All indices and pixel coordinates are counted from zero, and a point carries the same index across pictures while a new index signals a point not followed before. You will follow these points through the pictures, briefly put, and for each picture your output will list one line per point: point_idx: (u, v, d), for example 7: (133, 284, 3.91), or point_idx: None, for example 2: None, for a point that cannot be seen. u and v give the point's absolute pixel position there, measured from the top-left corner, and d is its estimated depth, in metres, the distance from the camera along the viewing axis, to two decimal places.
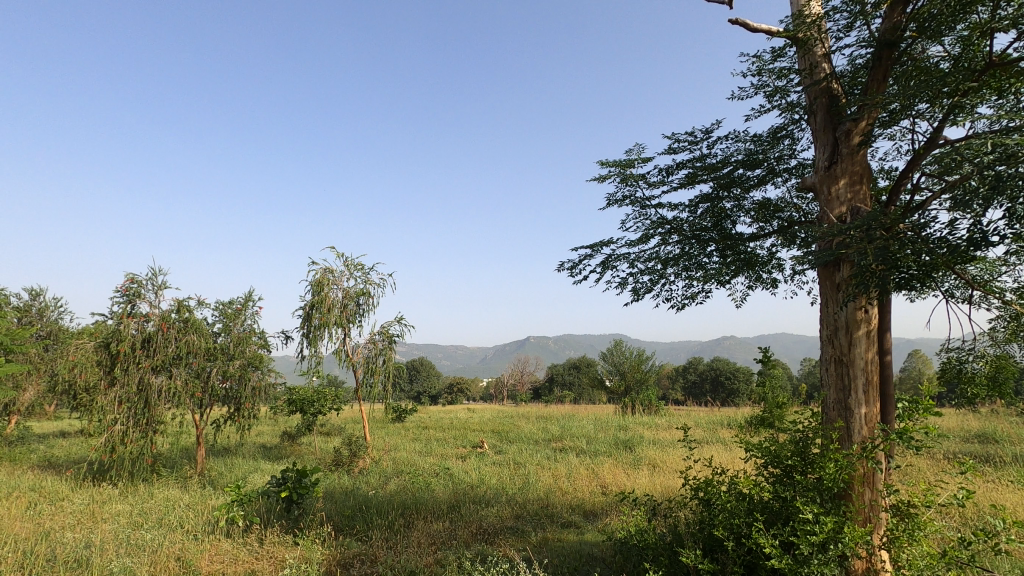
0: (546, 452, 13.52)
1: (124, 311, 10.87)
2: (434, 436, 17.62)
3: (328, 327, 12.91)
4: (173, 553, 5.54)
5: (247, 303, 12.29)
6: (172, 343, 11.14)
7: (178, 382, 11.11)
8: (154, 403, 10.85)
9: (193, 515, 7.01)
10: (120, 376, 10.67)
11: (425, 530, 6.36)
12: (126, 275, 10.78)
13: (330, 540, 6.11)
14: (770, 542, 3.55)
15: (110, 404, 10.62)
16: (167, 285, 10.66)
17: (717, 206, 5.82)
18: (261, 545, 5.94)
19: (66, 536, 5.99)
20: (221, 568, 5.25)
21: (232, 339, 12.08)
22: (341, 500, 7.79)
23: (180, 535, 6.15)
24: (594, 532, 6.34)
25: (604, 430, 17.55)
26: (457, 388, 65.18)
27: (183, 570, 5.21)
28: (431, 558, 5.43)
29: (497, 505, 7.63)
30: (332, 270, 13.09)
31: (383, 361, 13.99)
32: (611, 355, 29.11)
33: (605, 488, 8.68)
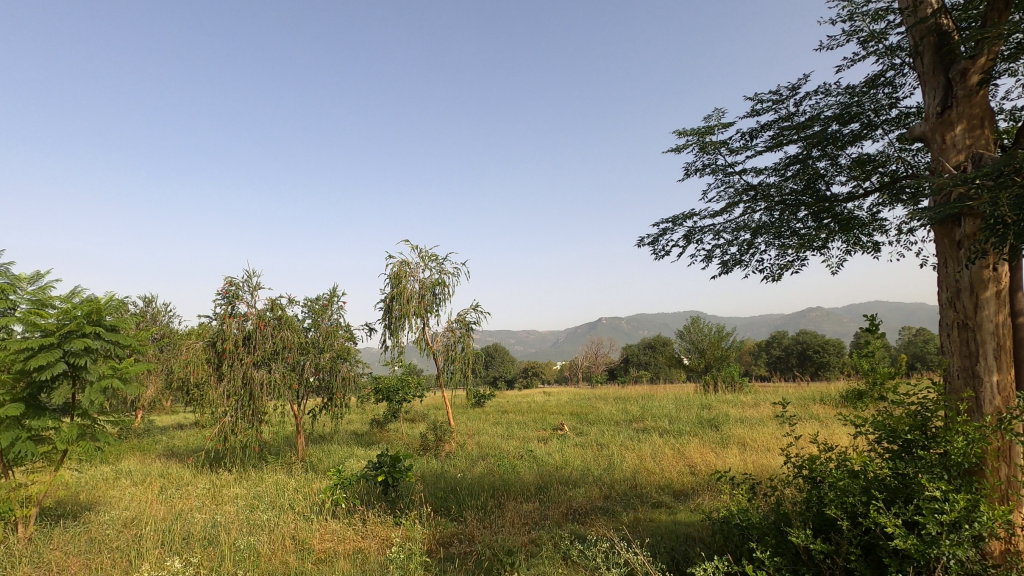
0: (629, 433, 13.38)
1: (226, 311, 11.79)
2: (514, 420, 17.91)
3: (408, 317, 13.37)
4: (289, 532, 5.98)
5: (332, 298, 12.95)
6: (269, 339, 11.97)
7: (277, 375, 11.91)
8: (258, 395, 11.71)
9: (301, 498, 7.54)
10: (227, 372, 11.61)
11: (517, 511, 6.49)
12: (225, 278, 11.66)
13: (429, 521, 6.37)
14: (892, 522, 3.32)
15: (220, 398, 11.57)
16: (262, 285, 11.44)
17: (809, 167, 5.45)
18: (365, 524, 6.30)
19: (196, 518, 6.63)
20: (331, 546, 5.61)
21: (321, 333, 12.78)
22: (433, 483, 8.10)
23: (292, 516, 6.64)
24: (687, 512, 6.23)
25: (686, 409, 17.10)
26: (532, 372, 65.74)
27: (298, 548, 5.61)
28: (526, 538, 5.54)
29: (585, 486, 7.66)
30: (408, 262, 13.51)
31: (462, 349, 14.33)
32: (689, 332, 28.19)
33: (693, 468, 8.48)
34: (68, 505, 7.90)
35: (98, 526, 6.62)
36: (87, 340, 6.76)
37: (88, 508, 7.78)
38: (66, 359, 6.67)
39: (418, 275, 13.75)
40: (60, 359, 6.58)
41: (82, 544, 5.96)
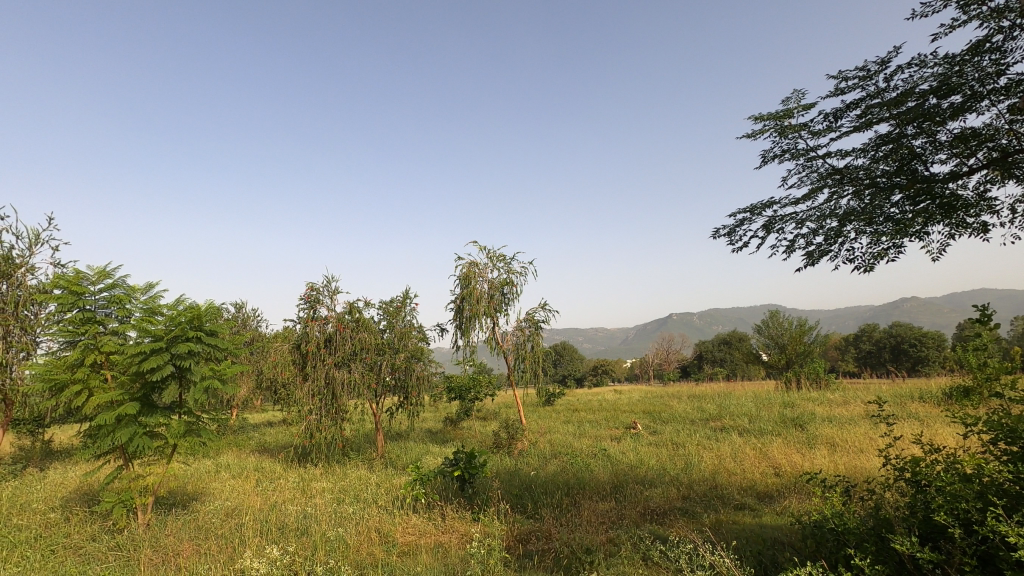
0: (706, 432, 12.93)
1: (309, 315, 12.51)
2: (586, 419, 17.77)
3: (478, 317, 13.59)
4: (374, 525, 6.25)
5: (405, 300, 13.41)
6: (348, 341, 12.56)
7: (356, 375, 12.47)
8: (340, 395, 12.30)
9: (383, 493, 7.87)
10: (311, 373, 12.29)
11: (593, 510, 6.44)
12: (307, 284, 12.36)
13: (507, 518, 6.45)
14: (1015, 530, 3.01)
15: (305, 397, 12.25)
16: (340, 289, 12.03)
17: (904, 146, 5.04)
18: (444, 519, 6.46)
19: (289, 509, 7.07)
20: (414, 539, 5.81)
21: (396, 334, 13.26)
22: (508, 480, 8.20)
23: (377, 510, 6.95)
24: (773, 515, 5.94)
25: (768, 407, 16.31)
26: (601, 370, 64.90)
27: (383, 540, 5.85)
28: (605, 537, 5.49)
29: (662, 486, 7.50)
30: (476, 263, 13.74)
31: (531, 347, 14.40)
32: (768, 327, 26.85)
33: (778, 469, 8.07)
34: (178, 495, 8.66)
35: (205, 515, 7.21)
36: (191, 344, 7.37)
37: (195, 498, 8.49)
38: (172, 361, 7.31)
39: (486, 275, 13.94)
40: (168, 361, 7.23)
41: (193, 531, 6.51)
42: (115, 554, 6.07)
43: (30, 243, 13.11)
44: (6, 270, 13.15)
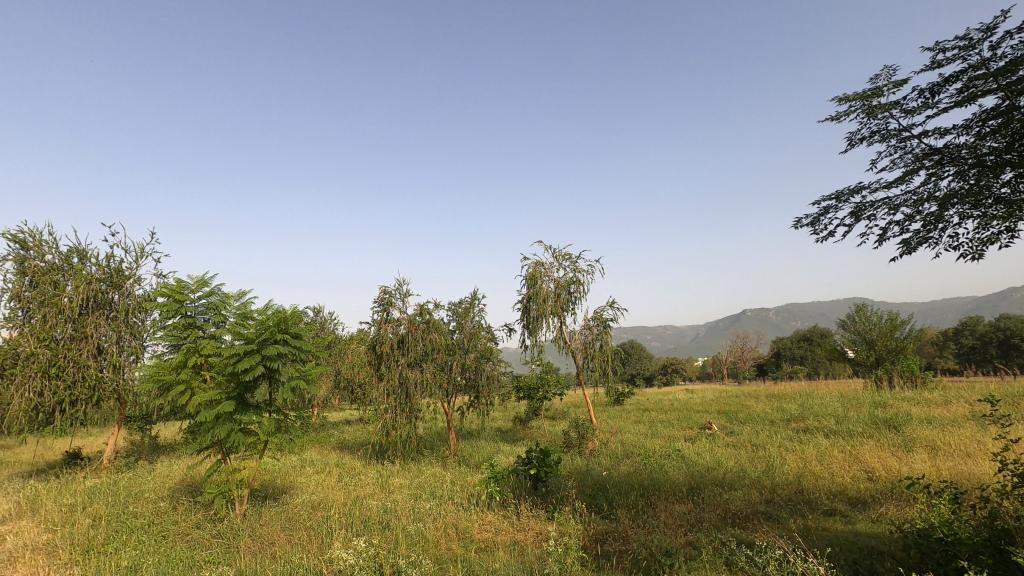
0: (788, 433, 12.28)
1: (382, 317, 12.99)
2: (658, 419, 17.35)
3: (545, 317, 13.58)
4: (451, 521, 6.40)
5: (474, 301, 13.63)
6: (420, 342, 12.92)
7: (428, 375, 12.81)
8: (413, 394, 12.66)
9: (459, 490, 8.05)
10: (386, 373, 12.76)
11: (670, 512, 6.28)
12: (380, 287, 12.84)
13: (582, 518, 6.41)
14: None
15: (381, 396, 12.73)
16: (411, 292, 12.39)
17: (1013, 120, 4.58)
18: (519, 518, 6.51)
19: (371, 504, 7.38)
20: (490, 536, 5.89)
21: (465, 335, 13.52)
22: (581, 480, 8.15)
23: (453, 506, 7.11)
24: (868, 523, 5.56)
25: (856, 408, 15.27)
26: (671, 369, 63.22)
27: (461, 536, 5.98)
28: (684, 540, 5.35)
29: (742, 489, 7.20)
30: (542, 262, 13.75)
31: (600, 346, 14.24)
32: (854, 321, 25.14)
33: (872, 474, 7.53)
34: (270, 488, 9.25)
35: (294, 507, 7.66)
36: (278, 346, 7.82)
37: (285, 491, 9.04)
38: (263, 363, 7.78)
39: (553, 274, 13.92)
40: (259, 362, 7.71)
41: (284, 522, 6.92)
42: (218, 541, 6.57)
43: (137, 256, 14.45)
44: (117, 281, 14.54)
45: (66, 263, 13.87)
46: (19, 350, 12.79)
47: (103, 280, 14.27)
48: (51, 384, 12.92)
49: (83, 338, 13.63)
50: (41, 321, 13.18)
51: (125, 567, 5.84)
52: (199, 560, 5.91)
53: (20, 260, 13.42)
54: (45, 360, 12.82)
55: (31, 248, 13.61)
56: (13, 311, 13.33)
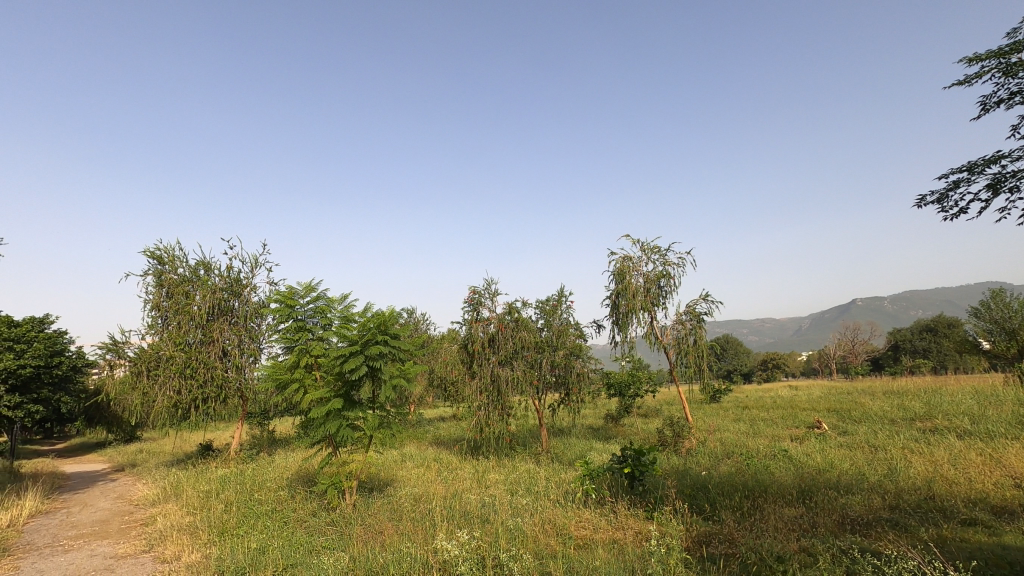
0: (913, 433, 11.14)
1: (473, 317, 13.35)
2: (759, 417, 16.40)
3: (635, 312, 13.27)
4: (548, 517, 6.44)
5: (561, 298, 13.62)
6: (510, 340, 13.12)
7: (519, 372, 12.97)
8: (505, 391, 12.86)
9: (554, 486, 8.10)
10: (479, 371, 13.08)
11: (780, 515, 5.92)
12: (469, 287, 13.19)
13: (683, 518, 6.22)
14: None
15: (474, 394, 13.06)
16: (499, 291, 12.62)
17: None
18: (617, 516, 6.44)
19: (469, 498, 7.61)
20: (589, 534, 5.87)
21: (554, 333, 13.54)
22: (679, 479, 7.90)
23: (549, 503, 7.16)
24: (1018, 535, 4.92)
25: (997, 406, 13.54)
26: (772, 364, 59.34)
27: (559, 532, 6.01)
28: (797, 545, 5.03)
29: (862, 493, 6.63)
30: (630, 256, 13.46)
31: (694, 341, 13.65)
32: (989, 309, 22.37)
33: (1020, 480, 6.66)
34: (375, 480, 9.80)
35: (399, 499, 8.07)
36: (380, 347, 8.24)
37: (389, 483, 9.54)
38: (367, 362, 8.23)
39: (642, 269, 13.57)
40: (363, 362, 8.18)
41: (389, 513, 7.31)
42: (332, 528, 7.07)
43: (252, 266, 15.86)
44: (237, 290, 16.02)
45: (195, 275, 15.50)
46: (161, 353, 14.61)
47: (225, 289, 15.77)
48: (187, 383, 14.59)
49: (211, 342, 15.18)
50: (177, 327, 14.93)
51: (255, 549, 6.43)
52: (317, 546, 6.38)
53: (159, 274, 15.20)
54: (182, 362, 14.55)
55: (166, 262, 15.35)
56: (155, 319, 15.12)
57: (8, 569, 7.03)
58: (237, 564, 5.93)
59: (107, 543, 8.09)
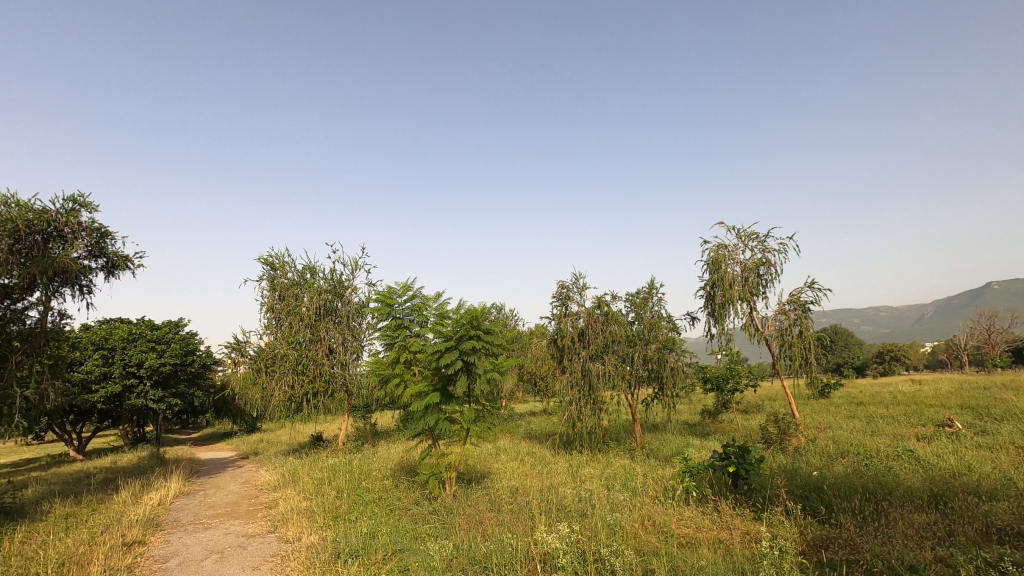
0: None
1: (562, 311, 13.35)
2: (878, 413, 15.01)
3: (732, 303, 12.62)
4: (648, 514, 6.31)
5: (652, 291, 13.26)
6: (600, 334, 12.95)
7: (610, 367, 12.78)
8: (597, 386, 12.73)
9: (652, 483, 7.91)
10: (569, 366, 13.06)
11: (909, 522, 5.39)
12: (557, 282, 13.20)
13: (795, 520, 5.84)
14: None
15: (565, 388, 13.06)
16: (587, 285, 12.51)
17: None
18: (721, 515, 6.18)
19: (565, 492, 7.63)
20: (691, 532, 5.68)
21: (646, 326, 13.20)
22: (788, 479, 7.42)
23: (648, 499, 7.02)
24: None
25: None
26: (890, 356, 54.17)
27: (659, 529, 5.86)
28: (933, 554, 4.55)
29: (1010, 499, 5.88)
30: (725, 244, 12.82)
31: (799, 332, 12.76)
32: None
33: None
34: (472, 472, 10.08)
35: (496, 491, 8.26)
36: (473, 342, 8.44)
37: (486, 475, 9.79)
38: (462, 357, 8.47)
39: (738, 257, 12.86)
40: (458, 357, 8.43)
41: (488, 504, 7.49)
42: (435, 516, 7.38)
43: (352, 268, 16.86)
44: (339, 291, 17.10)
45: (302, 278, 16.74)
46: (276, 351, 15.95)
47: (329, 290, 16.89)
48: (299, 378, 15.82)
49: (318, 341, 16.34)
50: (289, 327, 16.22)
51: (366, 533, 6.86)
52: (422, 533, 6.69)
53: (272, 279, 16.60)
54: (294, 359, 15.80)
55: (278, 268, 16.71)
56: (269, 320, 16.52)
57: (161, 542, 7.99)
58: (351, 547, 6.35)
59: (239, 522, 8.97)
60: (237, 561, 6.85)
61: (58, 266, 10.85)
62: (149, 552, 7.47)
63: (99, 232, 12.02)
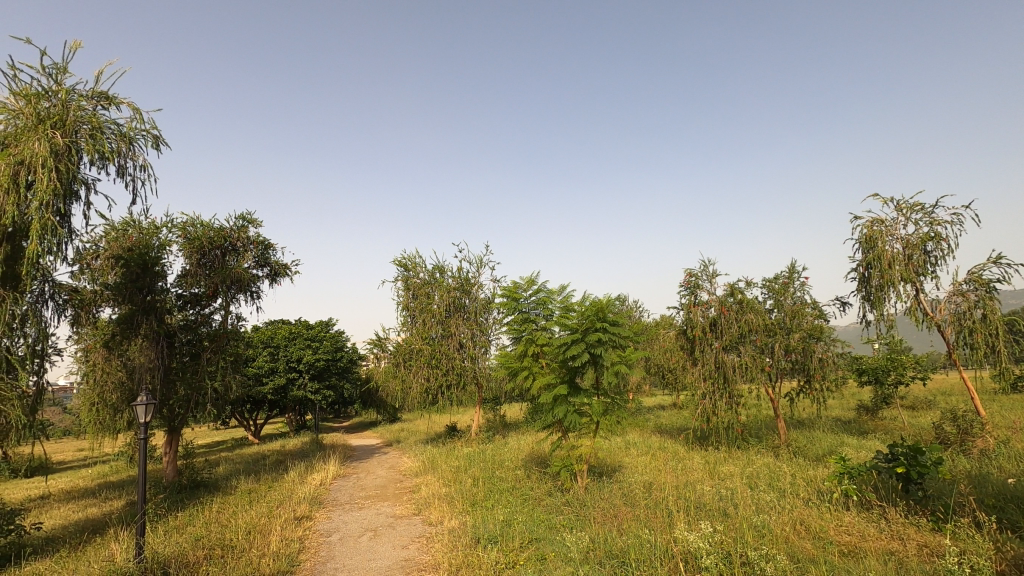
0: None
1: (691, 301, 12.74)
2: None
3: (892, 285, 11.14)
4: (801, 518, 5.80)
5: (793, 275, 12.15)
6: (735, 323, 12.12)
7: (747, 358, 11.95)
8: (733, 379, 11.96)
9: (803, 484, 7.26)
10: (701, 357, 12.45)
11: None
12: (684, 270, 12.62)
13: (987, 534, 5.03)
14: None
15: (697, 381, 12.46)
16: (718, 272, 11.81)
17: None
18: (890, 523, 5.50)
19: (704, 490, 7.27)
20: (853, 540, 5.12)
21: (787, 313, 12.11)
22: (975, 486, 6.39)
23: (800, 501, 6.46)
24: None
25: None
26: None
27: (815, 536, 5.37)
28: None
29: None
30: (881, 219, 11.36)
31: (983, 316, 10.90)
32: None
33: None
34: (603, 465, 10.00)
35: (629, 485, 8.10)
36: (599, 334, 8.33)
37: (617, 469, 9.66)
38: (588, 349, 8.41)
39: (898, 233, 11.31)
40: (585, 349, 8.40)
41: (621, 499, 7.38)
42: (568, 508, 7.44)
43: (477, 266, 17.55)
44: (466, 288, 17.85)
45: (433, 277, 17.78)
46: (412, 346, 17.11)
47: (457, 288, 17.74)
48: (433, 372, 16.80)
49: (450, 336, 17.23)
50: (423, 324, 17.31)
51: (503, 521, 7.10)
52: (557, 523, 6.78)
53: (406, 279, 17.83)
54: (428, 353, 16.83)
55: (411, 269, 17.89)
56: (405, 318, 17.75)
57: (324, 518, 8.95)
58: (490, 533, 6.61)
59: (388, 504, 9.76)
60: (389, 540, 7.45)
61: (234, 276, 12.60)
62: (315, 526, 8.40)
63: (264, 244, 13.74)
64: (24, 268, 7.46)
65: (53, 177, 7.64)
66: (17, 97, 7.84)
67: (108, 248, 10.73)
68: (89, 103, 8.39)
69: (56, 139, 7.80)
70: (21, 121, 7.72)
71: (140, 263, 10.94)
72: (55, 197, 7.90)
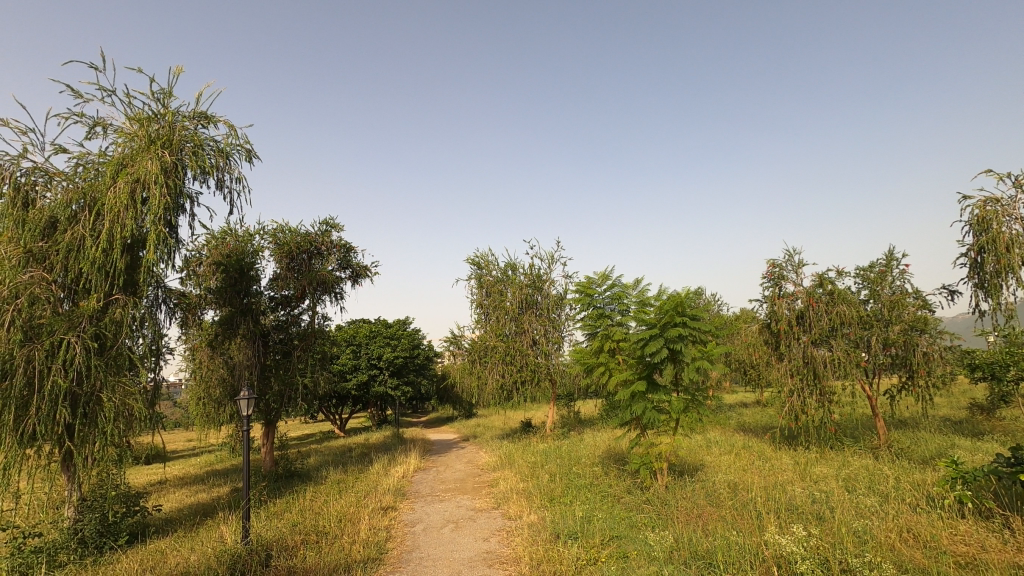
0: None
1: (775, 293, 12.10)
2: None
3: (1011, 270, 10.02)
4: (907, 526, 5.35)
5: (891, 262, 11.24)
6: (825, 316, 11.37)
7: (840, 353, 11.20)
8: (824, 375, 11.25)
9: (909, 489, 6.70)
10: (787, 352, 11.83)
11: None
12: (768, 261, 12.00)
13: None
14: None
15: (784, 377, 11.86)
16: (805, 262, 11.15)
17: None
18: (1015, 535, 4.96)
19: (795, 491, 6.90)
20: (972, 551, 4.66)
21: (884, 304, 11.18)
22: None
23: (905, 508, 5.98)
24: None
25: None
26: None
27: (925, 545, 4.95)
28: None
29: None
30: (995, 198, 10.24)
31: None
32: None
33: None
34: (684, 464, 9.72)
35: (712, 485, 7.83)
36: (678, 329, 8.10)
37: (699, 468, 9.36)
38: (667, 345, 8.21)
39: (1018, 212, 10.15)
40: (664, 344, 8.20)
41: (705, 499, 7.14)
42: (649, 506, 7.30)
43: (549, 262, 17.57)
44: (538, 285, 17.90)
45: (505, 275, 17.98)
46: (487, 343, 17.39)
47: (529, 284, 17.83)
48: (508, 368, 16.99)
49: (523, 333, 17.34)
50: (496, 321, 17.55)
51: (583, 517, 7.07)
52: (638, 521, 6.68)
53: (479, 277, 18.16)
54: (503, 350, 17.05)
55: (483, 267, 18.19)
56: (479, 315, 18.07)
57: (408, 509, 9.29)
58: (569, 529, 6.61)
59: (468, 497, 9.99)
60: (471, 532, 7.63)
61: (320, 278, 13.34)
62: (399, 516, 8.75)
63: (346, 248, 14.44)
64: (141, 275, 8.28)
65: (164, 192, 8.42)
66: (133, 121, 8.73)
67: (209, 255, 11.69)
68: (191, 122, 9.17)
69: (165, 157, 8.61)
70: (136, 143, 8.58)
71: (237, 268, 11.85)
72: (165, 211, 8.73)
